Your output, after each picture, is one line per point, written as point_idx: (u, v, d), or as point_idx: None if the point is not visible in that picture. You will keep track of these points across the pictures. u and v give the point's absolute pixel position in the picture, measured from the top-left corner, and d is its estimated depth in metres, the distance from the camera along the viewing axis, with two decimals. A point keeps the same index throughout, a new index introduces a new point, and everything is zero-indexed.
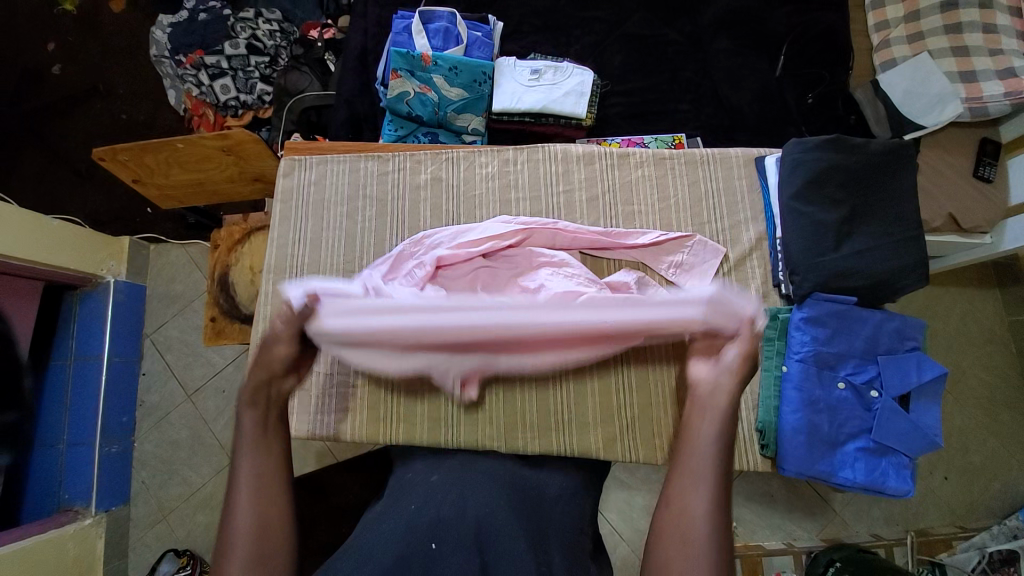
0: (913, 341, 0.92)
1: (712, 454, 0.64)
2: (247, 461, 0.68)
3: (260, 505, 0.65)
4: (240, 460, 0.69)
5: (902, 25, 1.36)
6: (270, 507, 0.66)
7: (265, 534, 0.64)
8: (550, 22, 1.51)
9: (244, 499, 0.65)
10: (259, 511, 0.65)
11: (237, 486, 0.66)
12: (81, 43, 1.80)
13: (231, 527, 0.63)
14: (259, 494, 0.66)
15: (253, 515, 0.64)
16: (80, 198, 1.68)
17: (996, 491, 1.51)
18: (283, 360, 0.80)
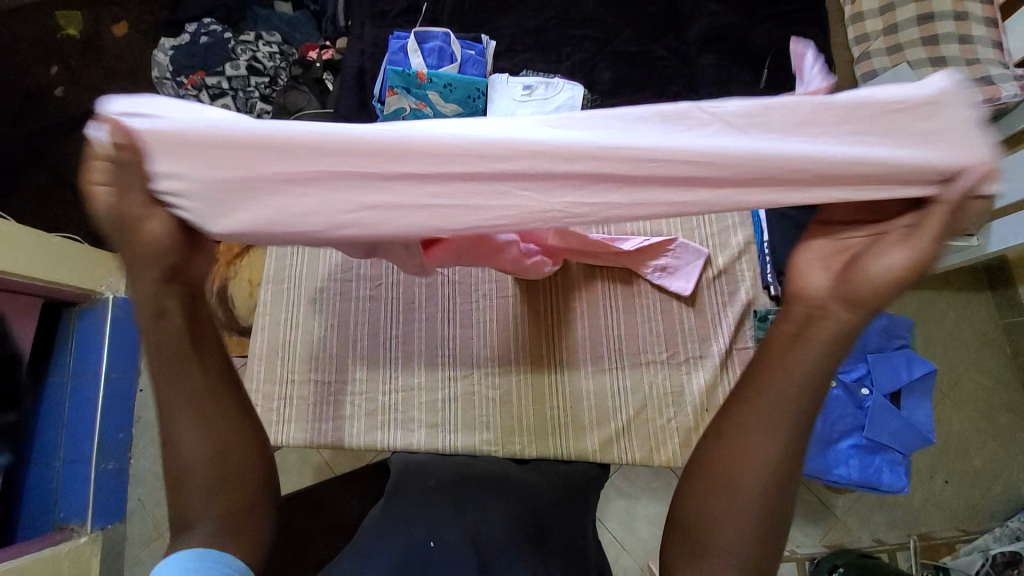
0: (902, 339, 0.94)
1: (794, 397, 0.56)
2: (174, 384, 0.60)
3: (213, 440, 0.61)
4: (162, 381, 0.60)
5: (881, 38, 1.42)
6: (226, 445, 0.62)
7: (221, 475, 0.61)
8: (541, 40, 1.56)
9: (190, 434, 0.60)
10: (216, 455, 0.61)
11: (171, 413, 0.60)
12: (84, 66, 1.84)
13: (184, 463, 0.60)
14: (206, 429, 0.61)
15: (205, 451, 0.60)
16: (80, 216, 1.70)
17: (998, 495, 1.51)
18: (153, 235, 0.59)
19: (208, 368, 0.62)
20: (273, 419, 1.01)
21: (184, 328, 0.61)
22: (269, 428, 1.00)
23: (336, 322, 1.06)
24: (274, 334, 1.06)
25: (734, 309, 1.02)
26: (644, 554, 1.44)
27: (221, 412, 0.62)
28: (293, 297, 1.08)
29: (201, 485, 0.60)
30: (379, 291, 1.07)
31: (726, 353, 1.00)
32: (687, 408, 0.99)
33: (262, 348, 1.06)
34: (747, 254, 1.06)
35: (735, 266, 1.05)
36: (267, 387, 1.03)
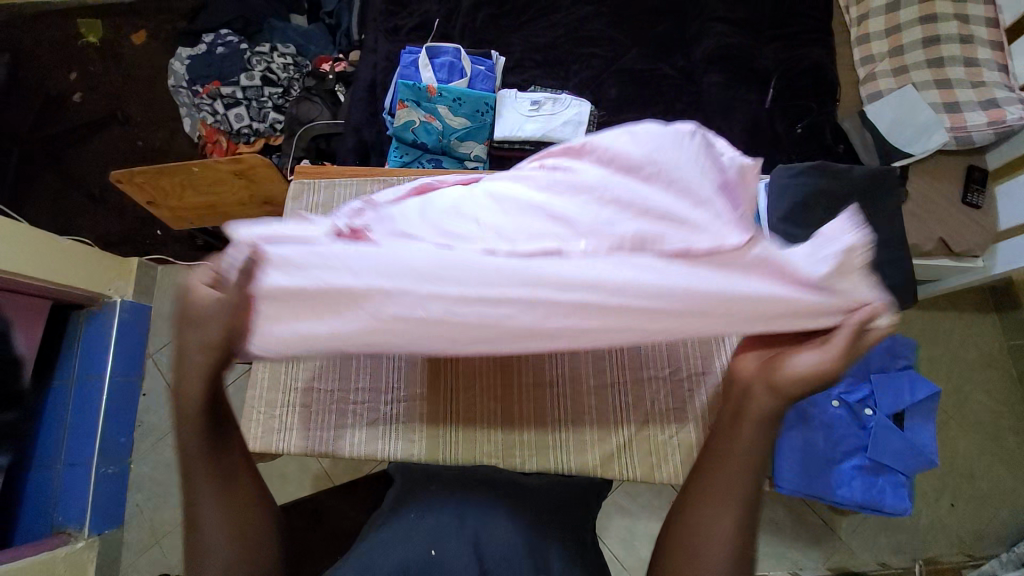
0: (904, 360, 0.94)
1: (748, 472, 0.55)
2: (201, 461, 0.56)
3: (234, 520, 0.56)
4: (195, 455, 0.56)
5: (888, 59, 1.43)
6: (244, 525, 0.57)
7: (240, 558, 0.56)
8: (550, 57, 1.59)
9: (210, 510, 0.56)
10: (233, 536, 0.56)
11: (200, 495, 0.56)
12: (102, 73, 1.89)
13: (201, 545, 0.55)
14: (228, 510, 0.56)
15: (223, 532, 0.56)
16: (92, 220, 1.73)
17: (1003, 519, 1.49)
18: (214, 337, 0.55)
19: (233, 459, 0.58)
20: (275, 427, 1.02)
21: (220, 418, 0.58)
22: (272, 435, 1.01)
23: None
24: None
25: None
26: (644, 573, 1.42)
27: (242, 491, 0.58)
28: None
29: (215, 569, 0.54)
30: None
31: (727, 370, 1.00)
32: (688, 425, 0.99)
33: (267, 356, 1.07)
34: None
35: None
36: (270, 394, 1.04)
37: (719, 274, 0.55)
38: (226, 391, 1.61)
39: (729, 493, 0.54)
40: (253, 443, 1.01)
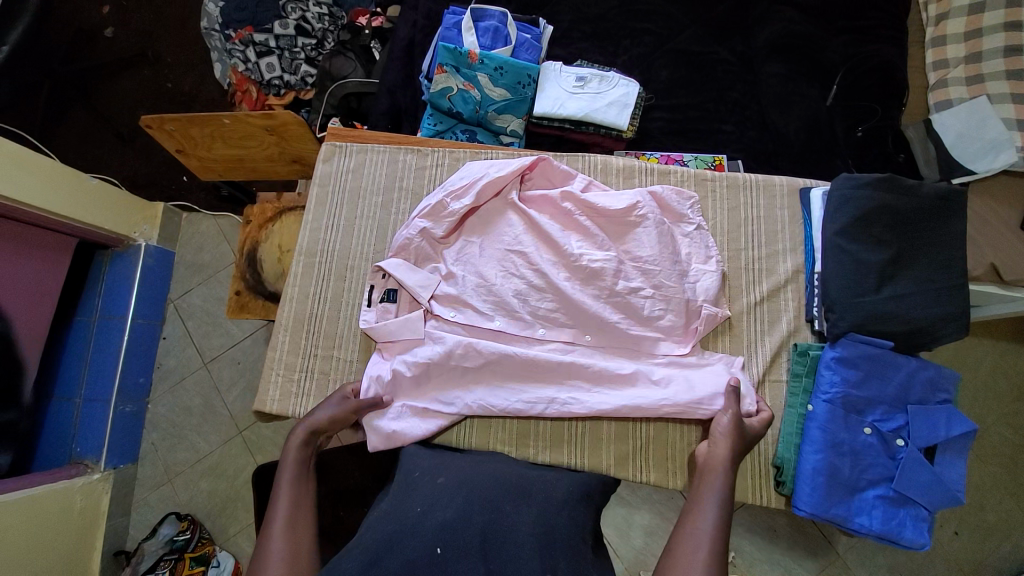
0: (944, 393, 0.90)
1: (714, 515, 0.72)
2: (285, 497, 0.77)
3: (293, 543, 0.71)
4: (276, 497, 0.77)
5: (962, 66, 1.32)
6: (297, 547, 0.71)
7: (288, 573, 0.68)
8: (599, 30, 1.50)
9: (278, 529, 0.72)
10: (291, 555, 0.70)
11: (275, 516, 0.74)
12: (135, 9, 1.84)
13: (268, 551, 0.70)
14: (293, 532, 0.73)
15: (284, 545, 0.71)
16: (120, 159, 1.72)
17: (1008, 553, 1.45)
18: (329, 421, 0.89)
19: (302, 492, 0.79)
20: (293, 392, 1.01)
21: (310, 470, 0.83)
22: (289, 400, 1.01)
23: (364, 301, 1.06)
24: (302, 308, 1.05)
25: (773, 339, 0.98)
26: (637, 564, 1.43)
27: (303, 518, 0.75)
28: (323, 272, 1.07)
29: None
30: None
31: (758, 383, 0.95)
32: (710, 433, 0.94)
33: (289, 319, 1.05)
34: (793, 283, 1.01)
35: (780, 295, 1.00)
36: (290, 359, 1.03)
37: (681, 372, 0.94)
38: (243, 342, 1.62)
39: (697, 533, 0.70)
40: (270, 405, 1.01)
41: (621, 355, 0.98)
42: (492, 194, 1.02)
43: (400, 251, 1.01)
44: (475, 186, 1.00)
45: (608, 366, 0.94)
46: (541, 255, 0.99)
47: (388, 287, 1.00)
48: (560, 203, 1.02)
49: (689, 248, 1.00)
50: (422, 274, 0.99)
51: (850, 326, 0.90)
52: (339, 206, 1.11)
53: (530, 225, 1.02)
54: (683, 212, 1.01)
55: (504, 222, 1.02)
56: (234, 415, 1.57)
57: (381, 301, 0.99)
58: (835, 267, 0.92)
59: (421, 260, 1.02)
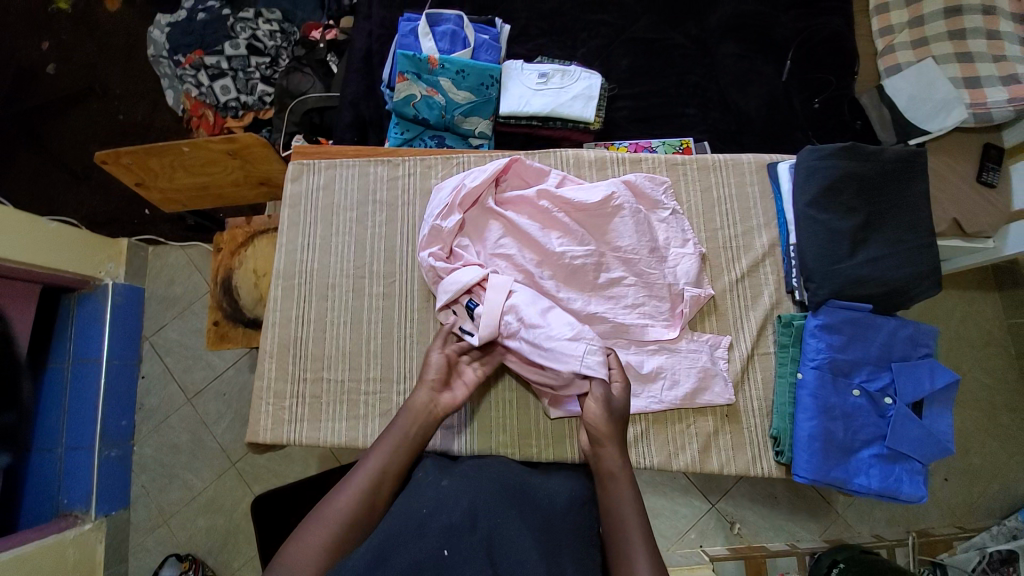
0: (925, 348, 0.93)
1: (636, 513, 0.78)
2: (376, 459, 0.79)
3: (363, 499, 0.74)
4: (370, 458, 0.80)
5: (906, 31, 1.36)
6: (355, 518, 0.73)
7: (340, 537, 0.70)
8: (556, 25, 1.51)
9: (352, 492, 0.75)
10: (356, 512, 0.73)
11: (360, 469, 0.78)
12: (76, 41, 1.77)
13: (336, 498, 0.74)
14: (372, 496, 0.75)
15: (349, 511, 0.73)
16: (76, 197, 1.65)
17: (996, 492, 1.52)
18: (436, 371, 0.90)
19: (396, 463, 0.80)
20: (286, 418, 0.99)
21: (411, 444, 0.83)
22: (282, 427, 0.99)
23: (348, 320, 1.04)
24: (285, 332, 1.03)
25: (757, 313, 1.00)
26: None
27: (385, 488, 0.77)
28: (304, 295, 1.05)
29: (323, 525, 0.70)
30: (393, 289, 1.05)
31: (747, 358, 0.97)
32: (707, 415, 0.95)
33: (273, 345, 1.03)
34: (771, 257, 1.03)
35: (759, 269, 1.02)
36: (278, 386, 1.01)
37: (670, 357, 0.96)
38: (227, 373, 1.58)
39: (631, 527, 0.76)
40: (263, 435, 0.99)
41: (614, 346, 0.97)
42: (468, 205, 1.01)
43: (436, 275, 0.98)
44: (454, 203, 0.99)
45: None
46: (524, 258, 0.99)
47: (467, 301, 0.95)
48: (536, 202, 1.01)
49: (668, 232, 1.02)
50: (454, 274, 0.95)
51: (830, 293, 0.92)
52: (313, 224, 1.09)
53: (509, 228, 1.01)
54: (658, 198, 1.03)
55: (484, 228, 1.02)
56: (226, 447, 1.53)
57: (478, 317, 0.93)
58: (808, 238, 0.95)
59: (445, 272, 0.97)
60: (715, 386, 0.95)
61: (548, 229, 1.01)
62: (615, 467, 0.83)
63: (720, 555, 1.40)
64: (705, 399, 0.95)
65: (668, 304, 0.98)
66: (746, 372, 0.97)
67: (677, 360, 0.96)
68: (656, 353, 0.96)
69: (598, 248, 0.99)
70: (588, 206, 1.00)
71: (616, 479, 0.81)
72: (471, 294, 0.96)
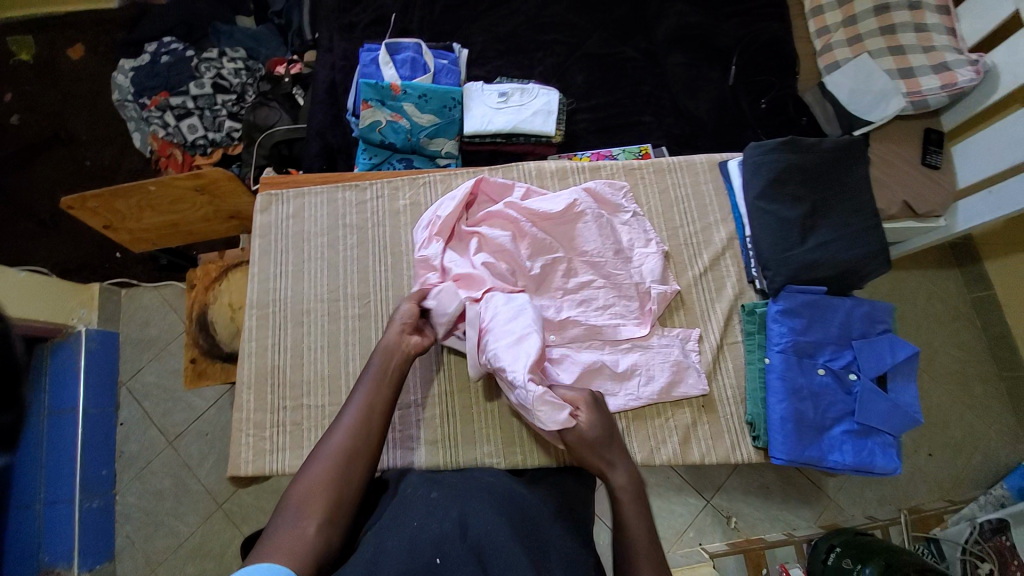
0: (883, 324, 0.97)
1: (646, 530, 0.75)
2: (362, 397, 0.82)
3: (357, 435, 0.78)
4: (355, 397, 0.83)
5: (841, 30, 1.45)
6: (351, 450, 0.76)
7: (339, 469, 0.74)
8: (512, 46, 1.57)
9: (346, 427, 0.78)
10: (350, 449, 0.76)
11: (349, 410, 0.81)
12: (39, 91, 1.78)
13: (330, 438, 0.77)
14: (363, 430, 0.79)
15: (345, 442, 0.77)
16: (45, 246, 1.64)
17: (978, 463, 1.56)
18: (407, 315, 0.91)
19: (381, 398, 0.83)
20: (267, 449, 0.99)
21: (393, 377, 0.85)
22: (263, 458, 0.98)
23: (325, 344, 1.04)
24: (261, 362, 1.04)
25: (722, 305, 1.03)
26: None
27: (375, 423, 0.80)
28: (279, 323, 1.06)
29: (322, 463, 0.74)
30: (369, 310, 1.06)
31: (717, 348, 1.01)
32: (684, 407, 0.98)
33: (250, 376, 1.03)
34: (730, 250, 1.07)
35: (720, 262, 1.06)
36: (258, 417, 1.01)
37: (642, 353, 0.98)
38: (208, 412, 1.56)
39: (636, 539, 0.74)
40: (245, 468, 0.98)
41: (589, 349, 0.98)
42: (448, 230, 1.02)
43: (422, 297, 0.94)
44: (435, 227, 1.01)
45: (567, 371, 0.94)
46: (500, 271, 1.00)
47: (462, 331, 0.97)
48: (507, 214, 1.03)
49: (631, 233, 1.06)
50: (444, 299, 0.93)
51: (786, 279, 0.96)
52: (285, 252, 1.10)
53: (483, 242, 1.02)
54: (618, 202, 1.08)
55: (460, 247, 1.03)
56: (212, 489, 1.50)
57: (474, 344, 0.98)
58: (761, 229, 0.99)
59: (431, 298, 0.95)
60: (689, 377, 0.97)
61: (521, 243, 1.02)
62: (624, 486, 0.81)
63: (719, 552, 1.41)
64: (681, 391, 0.97)
65: (636, 303, 1.01)
66: (717, 361, 1.00)
67: (650, 355, 0.98)
68: (630, 351, 0.98)
69: (566, 253, 1.03)
70: (552, 214, 1.03)
71: (624, 505, 0.78)
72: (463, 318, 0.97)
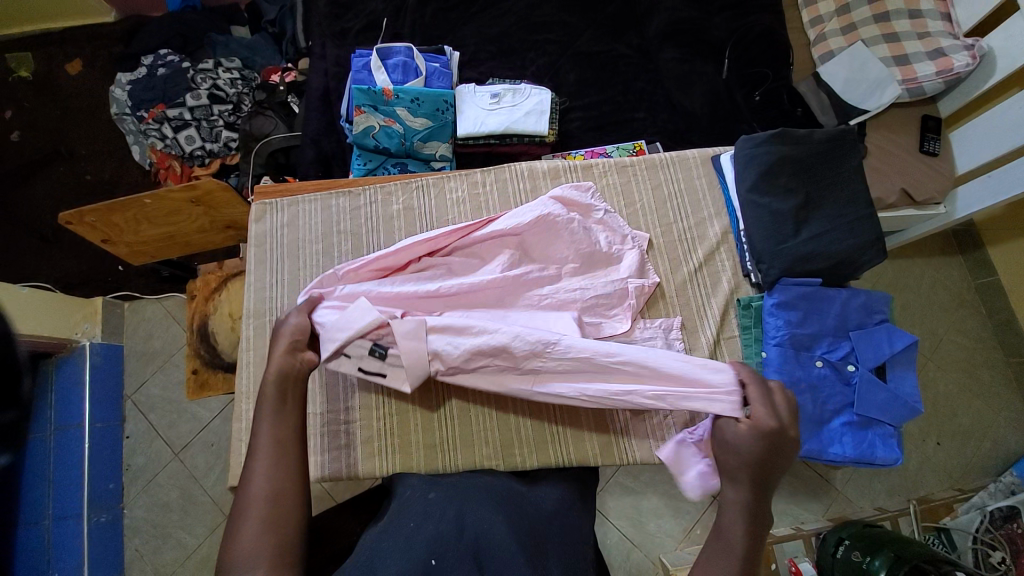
0: (880, 314, 0.97)
1: (742, 532, 0.71)
2: (266, 431, 0.73)
3: (275, 475, 0.69)
4: (258, 434, 0.73)
5: (836, 19, 1.43)
6: (278, 490, 0.68)
7: (270, 514, 0.65)
8: (504, 47, 1.57)
9: (261, 469, 0.69)
10: (274, 489, 0.67)
11: (257, 449, 0.71)
12: (39, 108, 1.79)
13: (247, 489, 0.67)
14: (278, 466, 0.70)
15: (266, 486, 0.68)
16: (48, 262, 1.65)
17: (988, 450, 1.55)
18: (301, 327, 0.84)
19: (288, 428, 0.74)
20: None
21: (294, 398, 0.76)
22: None
23: None
24: (259, 370, 1.04)
25: (718, 300, 1.04)
26: (656, 549, 1.44)
27: (287, 456, 0.71)
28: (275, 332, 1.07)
29: (250, 517, 0.65)
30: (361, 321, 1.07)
31: (714, 343, 1.01)
32: None
33: (249, 386, 1.04)
34: (725, 244, 1.08)
35: (715, 258, 1.07)
36: None
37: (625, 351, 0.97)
38: (214, 423, 1.57)
39: (728, 541, 0.71)
40: None
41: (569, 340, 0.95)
42: (366, 276, 0.99)
43: (312, 310, 0.88)
44: (348, 268, 0.98)
45: (517, 381, 0.91)
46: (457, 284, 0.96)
47: (366, 345, 0.88)
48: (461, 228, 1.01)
49: (607, 233, 1.05)
50: (343, 314, 0.86)
51: (780, 272, 0.96)
52: (280, 260, 1.11)
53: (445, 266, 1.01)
54: (588, 203, 1.06)
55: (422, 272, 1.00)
56: (218, 499, 1.51)
57: (390, 359, 0.89)
58: (754, 222, 0.99)
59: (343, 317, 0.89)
60: None
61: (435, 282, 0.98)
62: (734, 501, 0.74)
63: None
64: None
65: (621, 298, 1.00)
66: (715, 356, 1.00)
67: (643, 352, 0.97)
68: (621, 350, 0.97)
69: (543, 264, 1.01)
70: (524, 221, 1.01)
71: (729, 523, 0.72)
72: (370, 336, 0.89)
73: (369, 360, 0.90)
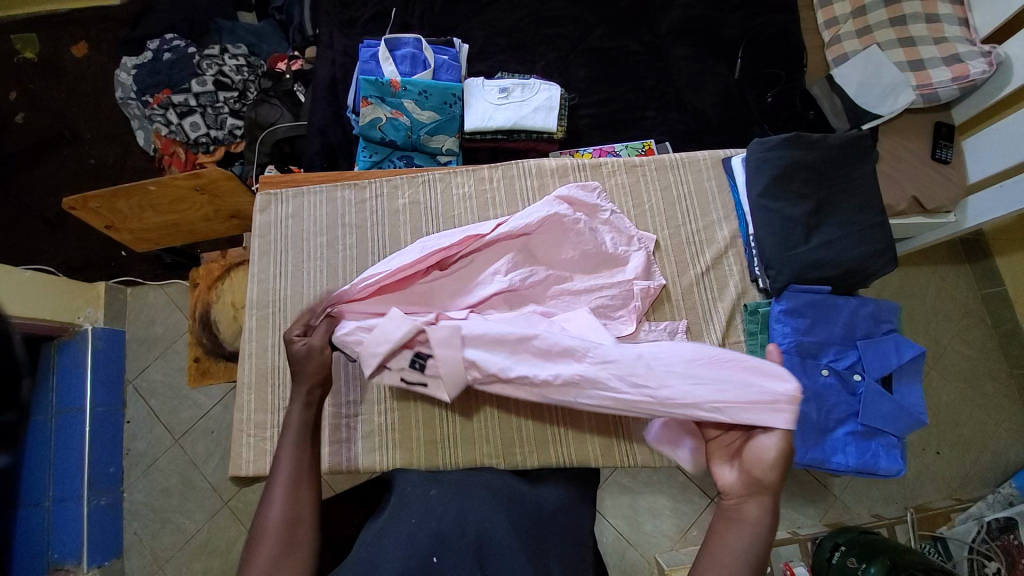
0: (888, 324, 0.96)
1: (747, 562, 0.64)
2: (285, 463, 0.71)
3: (292, 503, 0.68)
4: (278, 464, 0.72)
5: (851, 21, 1.41)
6: (295, 516, 0.67)
7: (285, 540, 0.65)
8: (514, 40, 1.55)
9: (280, 496, 0.68)
10: (291, 516, 0.67)
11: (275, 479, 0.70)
12: (44, 89, 1.78)
13: (265, 517, 0.67)
14: (295, 494, 0.69)
15: (285, 512, 0.67)
16: (52, 245, 1.65)
17: (988, 460, 1.55)
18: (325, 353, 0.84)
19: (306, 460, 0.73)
20: (267, 449, 0.99)
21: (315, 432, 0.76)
22: (264, 458, 0.99)
23: None
24: (262, 362, 1.04)
25: (724, 304, 1.03)
26: (653, 548, 1.44)
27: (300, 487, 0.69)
28: (278, 323, 1.06)
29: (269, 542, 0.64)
30: None
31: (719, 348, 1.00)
32: None
33: (250, 377, 1.03)
34: (733, 248, 1.07)
35: (723, 261, 1.06)
36: (258, 417, 1.01)
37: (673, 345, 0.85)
38: (214, 410, 1.57)
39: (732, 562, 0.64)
40: (245, 468, 0.99)
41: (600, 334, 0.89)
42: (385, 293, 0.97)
43: (335, 326, 0.89)
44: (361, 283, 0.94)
45: (558, 393, 0.87)
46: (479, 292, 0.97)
47: (409, 356, 0.89)
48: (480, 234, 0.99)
49: (613, 233, 1.03)
50: (376, 330, 0.88)
51: (789, 278, 0.95)
52: (284, 252, 1.10)
53: (467, 276, 0.99)
54: (595, 203, 1.04)
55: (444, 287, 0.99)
56: (217, 487, 1.51)
57: (429, 369, 0.90)
58: (764, 226, 0.98)
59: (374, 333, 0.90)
60: None
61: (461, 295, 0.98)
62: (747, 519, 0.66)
63: None
64: None
65: (624, 301, 0.99)
66: None
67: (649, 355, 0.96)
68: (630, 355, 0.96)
69: (547, 267, 1.00)
70: (536, 227, 1.00)
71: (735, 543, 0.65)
72: (411, 347, 0.90)
73: (410, 371, 0.90)
